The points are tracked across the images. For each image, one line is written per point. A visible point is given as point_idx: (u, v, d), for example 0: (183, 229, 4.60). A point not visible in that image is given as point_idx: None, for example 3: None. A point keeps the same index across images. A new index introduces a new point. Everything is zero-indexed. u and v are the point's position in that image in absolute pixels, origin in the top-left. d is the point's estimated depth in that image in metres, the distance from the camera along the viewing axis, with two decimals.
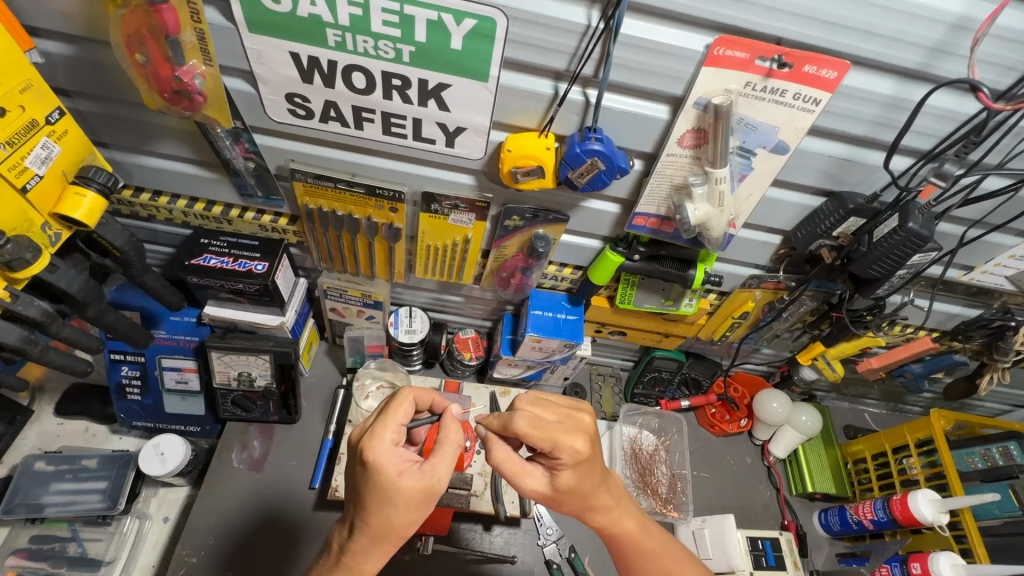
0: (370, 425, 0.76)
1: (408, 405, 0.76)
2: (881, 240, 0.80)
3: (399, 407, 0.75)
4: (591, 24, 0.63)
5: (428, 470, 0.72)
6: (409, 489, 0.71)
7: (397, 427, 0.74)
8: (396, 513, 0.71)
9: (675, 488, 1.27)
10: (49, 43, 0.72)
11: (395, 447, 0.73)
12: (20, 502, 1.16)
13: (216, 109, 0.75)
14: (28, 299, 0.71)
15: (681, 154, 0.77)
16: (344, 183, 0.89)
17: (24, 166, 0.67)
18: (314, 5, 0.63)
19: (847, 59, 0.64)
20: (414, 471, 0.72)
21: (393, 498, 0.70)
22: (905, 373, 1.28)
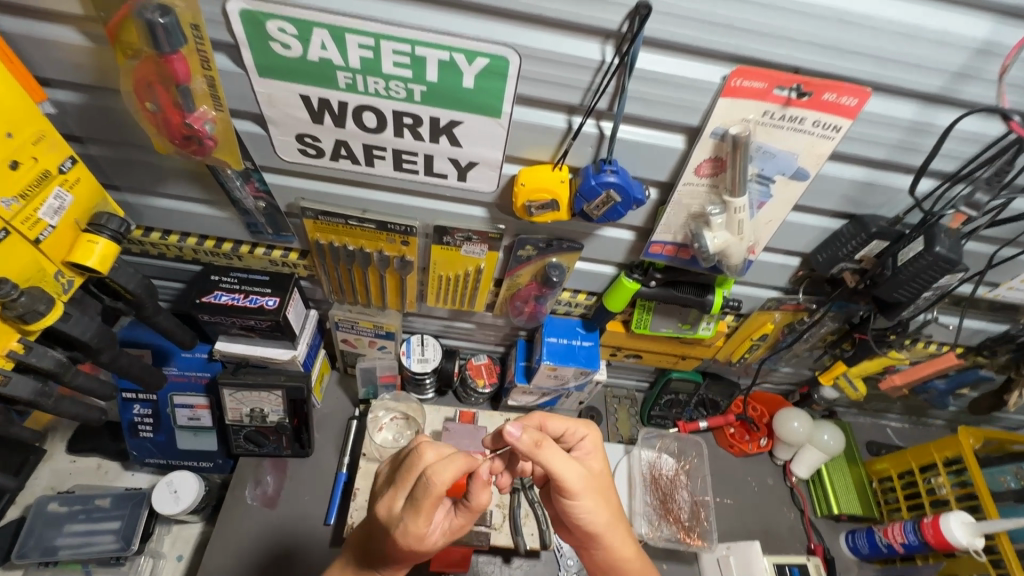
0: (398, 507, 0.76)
1: (429, 460, 0.76)
2: (907, 264, 0.77)
3: (428, 495, 0.72)
4: (605, 59, 0.62)
5: (458, 528, 0.79)
6: (441, 544, 0.78)
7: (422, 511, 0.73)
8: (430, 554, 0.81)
9: (698, 515, 1.24)
10: (61, 92, 0.72)
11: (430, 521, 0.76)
12: (34, 545, 1.15)
13: (227, 152, 0.75)
14: (41, 350, 0.70)
15: (698, 182, 0.75)
16: (355, 219, 0.88)
17: (37, 217, 0.66)
18: (325, 49, 0.62)
19: (867, 86, 0.63)
20: (443, 533, 0.78)
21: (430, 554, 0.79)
22: (929, 390, 1.25)
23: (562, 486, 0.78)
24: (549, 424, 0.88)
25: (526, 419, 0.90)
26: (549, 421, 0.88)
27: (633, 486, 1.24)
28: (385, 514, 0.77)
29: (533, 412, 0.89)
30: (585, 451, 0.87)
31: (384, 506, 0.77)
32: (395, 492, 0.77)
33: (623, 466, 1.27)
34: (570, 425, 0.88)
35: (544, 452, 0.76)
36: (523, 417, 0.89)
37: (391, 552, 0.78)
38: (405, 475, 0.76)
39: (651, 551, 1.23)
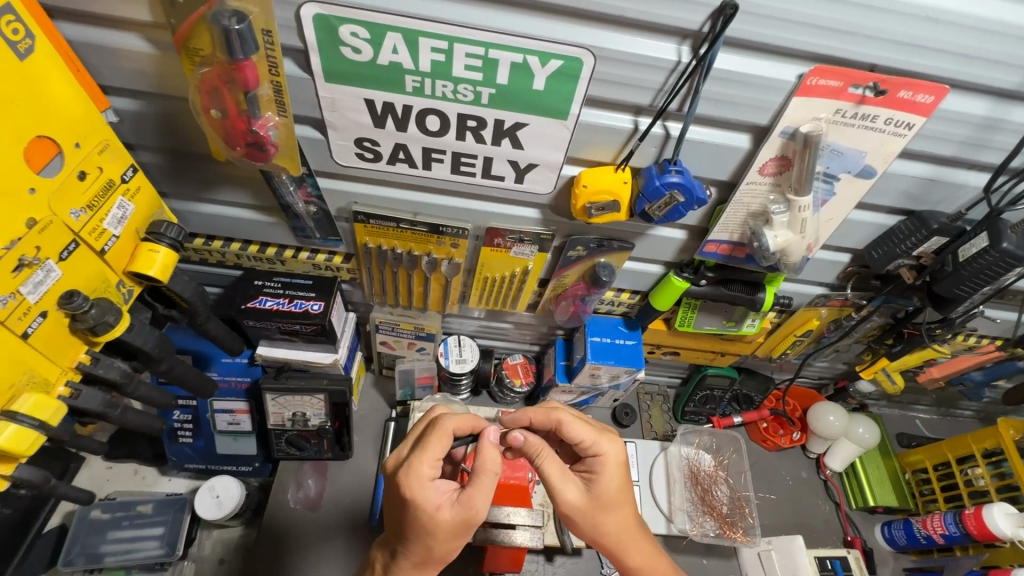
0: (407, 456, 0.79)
1: (443, 425, 0.79)
2: (969, 261, 0.77)
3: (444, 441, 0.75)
4: (681, 60, 0.61)
5: (465, 500, 0.74)
6: (446, 521, 0.73)
7: (432, 459, 0.76)
8: (435, 542, 0.74)
9: (739, 509, 1.25)
10: (119, 99, 0.71)
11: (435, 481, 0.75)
12: (79, 552, 1.14)
13: (287, 158, 0.73)
14: (108, 361, 0.69)
15: (761, 181, 0.75)
16: (407, 222, 0.87)
17: (103, 228, 0.65)
18: (395, 53, 0.61)
19: (944, 83, 0.62)
20: (452, 504, 0.74)
21: (432, 530, 0.73)
22: (966, 381, 1.27)
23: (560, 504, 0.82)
24: (568, 427, 0.85)
25: (542, 413, 0.88)
26: (568, 424, 0.86)
27: (671, 481, 1.26)
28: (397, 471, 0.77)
29: (546, 409, 0.88)
30: (597, 464, 0.85)
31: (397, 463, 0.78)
32: (421, 456, 0.75)
33: (660, 462, 1.28)
34: (585, 431, 0.85)
35: (542, 469, 0.82)
36: (535, 410, 0.89)
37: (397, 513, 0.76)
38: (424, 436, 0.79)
39: (692, 546, 1.24)
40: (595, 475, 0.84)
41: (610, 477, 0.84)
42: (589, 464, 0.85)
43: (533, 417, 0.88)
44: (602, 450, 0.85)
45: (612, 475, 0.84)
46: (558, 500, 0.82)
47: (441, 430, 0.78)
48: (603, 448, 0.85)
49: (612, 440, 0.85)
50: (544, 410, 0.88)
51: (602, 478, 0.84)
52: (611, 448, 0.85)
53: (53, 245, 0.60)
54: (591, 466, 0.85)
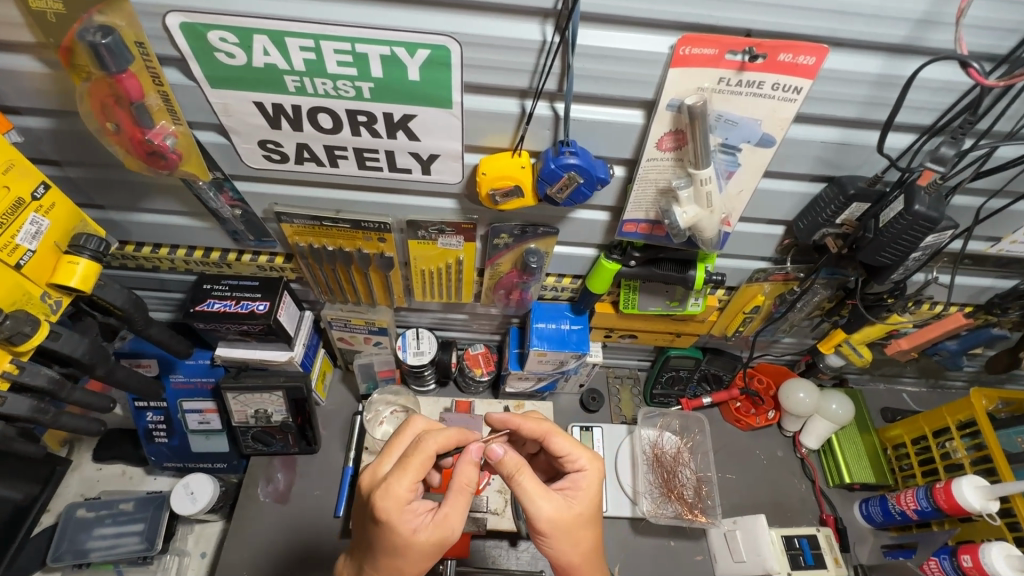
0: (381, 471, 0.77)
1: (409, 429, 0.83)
2: (887, 226, 0.75)
3: (416, 450, 0.75)
4: (546, 40, 0.61)
5: (440, 519, 0.73)
6: (420, 539, 0.71)
7: (403, 467, 0.74)
8: (408, 561, 0.73)
9: (701, 492, 1.23)
10: (32, 119, 0.75)
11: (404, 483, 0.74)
12: (67, 548, 1.22)
13: (193, 163, 0.76)
14: (34, 369, 0.74)
15: (662, 157, 0.73)
16: (330, 220, 0.89)
17: (16, 243, 0.69)
18: (267, 55, 0.63)
19: (824, 42, 0.60)
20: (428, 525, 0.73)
21: (406, 550, 0.72)
22: (940, 351, 1.20)
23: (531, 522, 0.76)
24: (553, 440, 0.85)
25: (533, 421, 0.87)
26: (552, 436, 0.85)
27: (634, 464, 1.25)
28: (368, 479, 0.77)
29: (537, 417, 0.87)
30: (575, 485, 0.81)
31: (368, 474, 0.78)
32: (381, 459, 0.78)
33: (626, 445, 1.27)
34: (571, 447, 0.84)
35: (518, 485, 0.76)
36: (527, 418, 0.88)
37: (368, 525, 0.76)
38: (393, 442, 0.81)
39: (657, 528, 1.22)
40: (572, 491, 0.81)
41: (586, 497, 0.80)
42: (567, 481, 0.82)
43: (524, 424, 0.87)
44: (580, 464, 0.83)
45: (588, 494, 0.80)
46: (531, 516, 0.76)
47: (406, 437, 0.82)
48: (581, 464, 0.83)
49: (591, 459, 0.83)
50: (539, 422, 0.87)
51: (581, 496, 0.80)
52: (590, 466, 0.83)
53: None
54: (569, 485, 0.82)
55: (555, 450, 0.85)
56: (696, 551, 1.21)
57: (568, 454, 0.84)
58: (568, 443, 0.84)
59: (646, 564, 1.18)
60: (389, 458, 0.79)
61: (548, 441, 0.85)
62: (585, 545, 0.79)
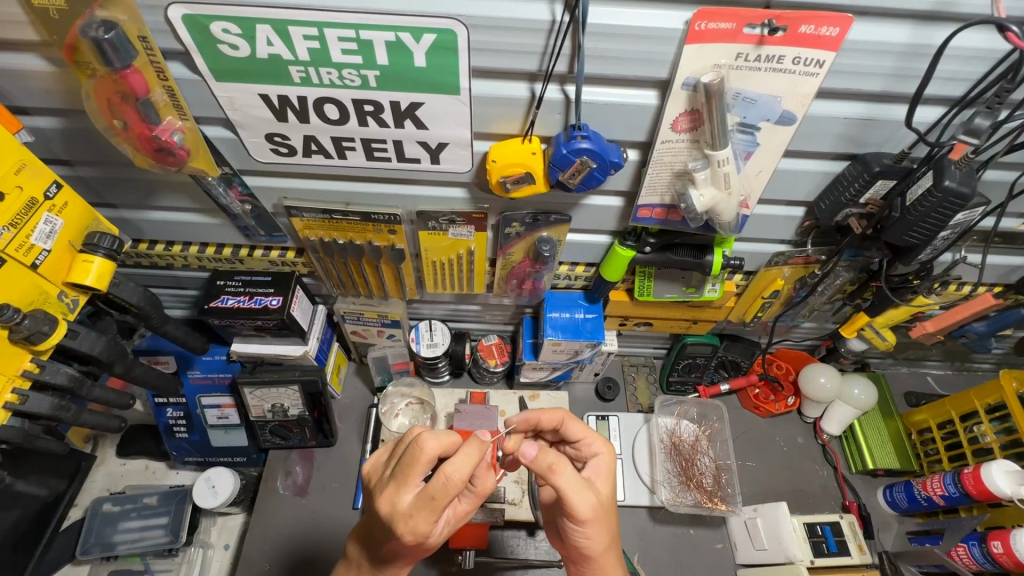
0: (404, 507, 0.71)
1: (422, 452, 0.71)
2: (915, 204, 0.72)
3: (444, 492, 0.68)
4: (555, 19, 0.58)
5: (459, 516, 0.78)
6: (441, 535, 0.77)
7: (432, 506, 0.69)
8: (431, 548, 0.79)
9: (720, 480, 1.22)
10: (40, 118, 0.75)
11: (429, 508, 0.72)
12: (95, 542, 1.25)
13: (201, 159, 0.76)
14: (54, 367, 0.75)
15: (677, 138, 0.71)
16: (339, 213, 0.88)
17: (30, 243, 0.70)
18: (271, 45, 0.62)
19: (848, 11, 0.57)
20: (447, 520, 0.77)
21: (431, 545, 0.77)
22: (968, 333, 1.16)
23: (571, 512, 0.74)
24: (569, 426, 0.86)
25: (549, 410, 0.86)
26: (568, 422, 0.86)
27: (652, 452, 1.23)
28: (388, 510, 0.72)
29: (554, 408, 0.86)
30: (597, 471, 0.81)
31: (386, 501, 0.72)
32: (399, 488, 0.72)
33: (643, 434, 1.26)
34: (588, 434, 0.85)
35: (558, 477, 0.74)
36: (544, 410, 0.86)
37: (393, 540, 0.75)
38: (408, 468, 0.72)
39: (676, 516, 1.21)
40: (594, 476, 0.81)
41: (606, 480, 0.80)
42: (590, 469, 0.82)
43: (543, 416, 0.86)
44: (599, 449, 0.83)
45: (608, 478, 0.81)
46: (570, 507, 0.74)
47: (422, 463, 0.71)
48: (597, 448, 0.83)
49: (606, 443, 0.84)
50: (556, 412, 0.86)
51: (603, 479, 0.80)
52: (605, 450, 0.83)
53: None
54: (592, 472, 0.81)
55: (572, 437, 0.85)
56: (716, 539, 1.19)
57: (585, 439, 0.85)
58: (581, 429, 0.85)
59: (666, 553, 1.17)
60: (408, 487, 0.72)
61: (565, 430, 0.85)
62: (614, 532, 0.79)
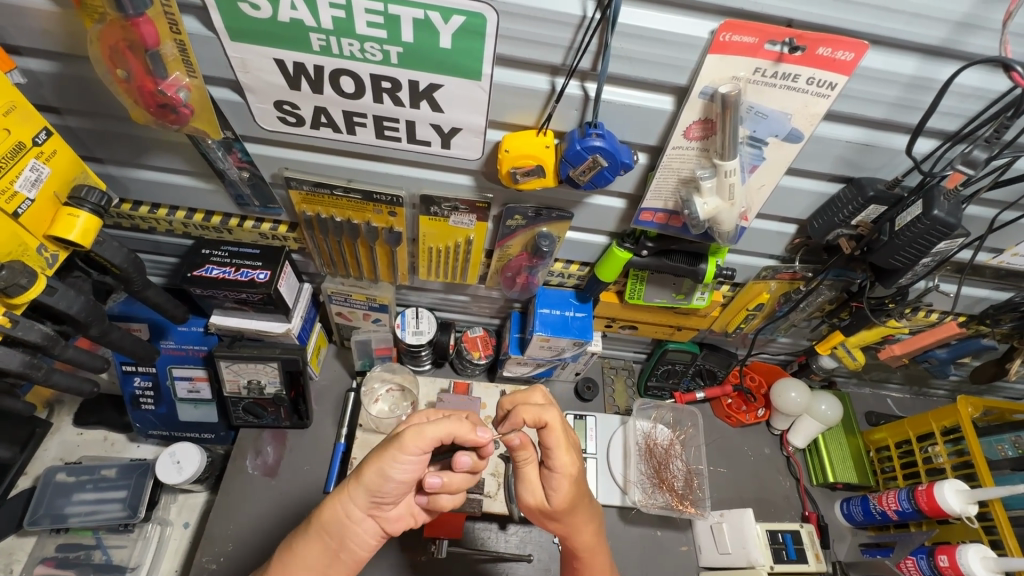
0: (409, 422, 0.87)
1: (421, 444, 0.71)
2: (904, 229, 0.76)
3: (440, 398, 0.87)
4: (586, 15, 0.59)
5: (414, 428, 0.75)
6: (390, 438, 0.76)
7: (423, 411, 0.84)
8: (372, 458, 0.74)
9: (692, 484, 1.25)
10: (33, 60, 0.71)
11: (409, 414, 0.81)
12: (45, 513, 1.20)
13: (205, 121, 0.75)
14: (27, 323, 0.71)
15: (688, 146, 0.73)
16: (341, 189, 0.87)
17: (14, 190, 0.66)
18: (295, 9, 0.60)
19: (865, 39, 0.59)
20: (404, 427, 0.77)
21: (379, 442, 0.76)
22: (930, 358, 1.22)
23: (558, 473, 0.78)
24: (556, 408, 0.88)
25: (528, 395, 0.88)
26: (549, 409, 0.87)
27: (627, 455, 1.25)
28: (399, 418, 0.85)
29: (537, 407, 0.78)
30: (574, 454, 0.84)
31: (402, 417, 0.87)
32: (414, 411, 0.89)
33: (619, 435, 1.27)
34: (560, 449, 0.77)
35: (520, 470, 0.80)
36: (527, 406, 0.79)
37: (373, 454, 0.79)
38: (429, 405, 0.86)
39: (645, 517, 1.24)
40: (550, 488, 0.80)
41: (564, 496, 0.79)
42: (545, 476, 0.80)
43: (523, 416, 0.79)
44: (558, 464, 0.78)
45: (567, 493, 0.79)
46: (554, 468, 0.79)
47: (417, 447, 0.71)
48: (559, 466, 0.78)
49: (571, 463, 0.78)
50: (534, 407, 0.79)
51: (558, 496, 0.79)
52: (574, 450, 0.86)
53: None
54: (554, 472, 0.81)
55: (545, 446, 0.78)
56: (682, 541, 1.22)
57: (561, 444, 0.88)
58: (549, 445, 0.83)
59: (633, 553, 1.19)
60: (394, 464, 0.72)
61: (544, 430, 0.78)
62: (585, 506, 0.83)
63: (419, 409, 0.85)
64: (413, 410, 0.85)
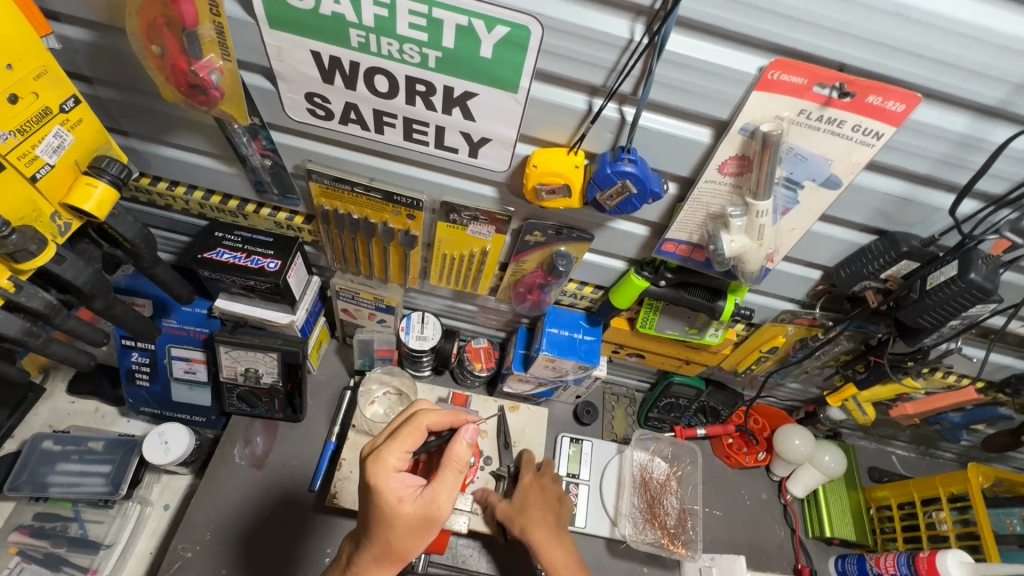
0: (379, 444, 0.83)
1: (446, 504, 0.78)
2: (936, 289, 0.72)
3: (408, 423, 0.83)
4: (633, 39, 0.58)
5: (428, 495, 0.78)
6: (408, 513, 0.77)
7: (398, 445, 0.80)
8: (397, 537, 0.78)
9: (684, 523, 1.21)
10: (70, 28, 0.71)
11: (398, 472, 0.79)
12: (26, 479, 1.18)
13: (234, 106, 0.73)
14: (31, 290, 0.70)
15: (721, 181, 0.71)
16: (361, 187, 0.86)
17: (35, 154, 0.65)
18: (338, 3, 0.59)
19: (918, 91, 0.57)
20: (414, 497, 0.78)
21: (393, 523, 0.77)
22: (942, 421, 1.19)
23: None
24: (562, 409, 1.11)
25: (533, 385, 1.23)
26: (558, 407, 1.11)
27: (621, 486, 1.22)
28: (370, 456, 0.81)
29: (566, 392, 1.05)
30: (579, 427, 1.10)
31: (369, 447, 0.83)
32: (380, 433, 0.86)
33: (614, 464, 1.25)
34: None
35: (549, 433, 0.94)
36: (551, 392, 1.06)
37: (370, 518, 0.79)
38: (401, 430, 0.82)
39: (633, 553, 1.20)
40: None
41: None
42: None
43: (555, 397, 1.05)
44: None
45: None
46: None
47: (449, 508, 0.79)
48: None
49: None
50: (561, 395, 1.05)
51: None
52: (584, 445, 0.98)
53: None
54: None
55: None
56: None
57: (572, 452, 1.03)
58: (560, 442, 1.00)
59: None
60: (432, 534, 0.80)
61: None
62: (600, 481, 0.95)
63: (386, 457, 0.79)
64: (379, 467, 0.78)
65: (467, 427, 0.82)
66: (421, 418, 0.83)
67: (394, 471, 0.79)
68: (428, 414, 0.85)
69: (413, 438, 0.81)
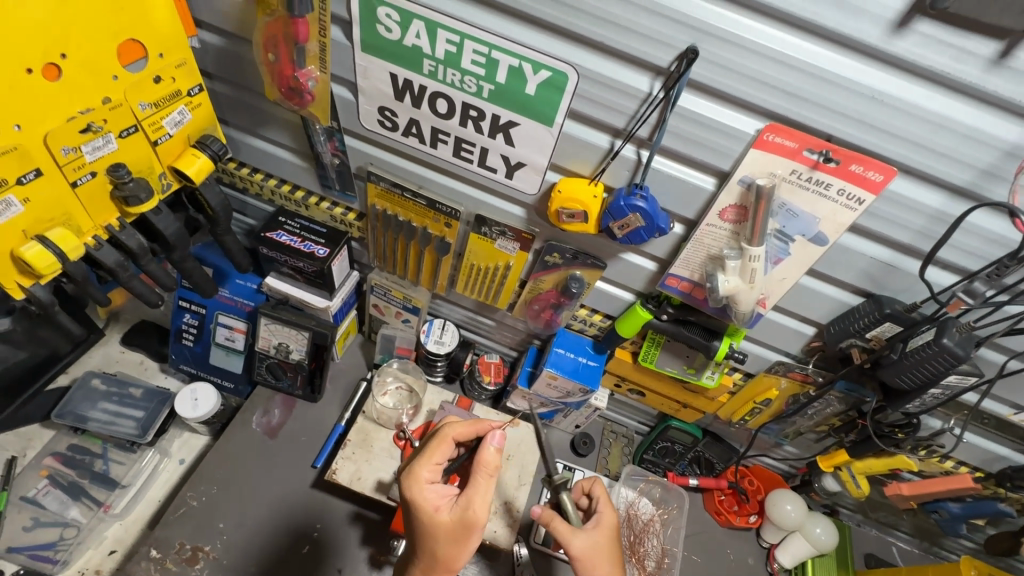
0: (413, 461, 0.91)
1: (480, 509, 0.83)
2: (914, 351, 0.78)
3: (437, 439, 0.90)
4: (652, 92, 0.70)
5: (461, 502, 0.84)
6: (446, 522, 0.83)
7: (429, 459, 0.88)
8: (440, 545, 0.84)
9: (663, 564, 1.22)
10: (208, 34, 0.89)
11: (432, 484, 0.86)
12: (70, 411, 1.31)
13: (320, 109, 0.89)
14: (130, 232, 0.85)
15: (721, 225, 0.80)
16: (410, 192, 0.99)
17: (161, 124, 0.81)
18: (418, 38, 0.74)
19: (895, 165, 0.66)
20: (450, 506, 0.84)
21: (434, 532, 0.84)
22: (940, 509, 1.17)
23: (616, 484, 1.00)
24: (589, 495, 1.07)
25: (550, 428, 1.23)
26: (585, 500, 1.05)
27: None
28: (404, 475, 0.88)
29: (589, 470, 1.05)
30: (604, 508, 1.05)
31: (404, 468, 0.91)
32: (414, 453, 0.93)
33: None
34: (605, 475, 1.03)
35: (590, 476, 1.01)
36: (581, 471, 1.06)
37: (415, 531, 0.86)
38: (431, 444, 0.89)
39: None
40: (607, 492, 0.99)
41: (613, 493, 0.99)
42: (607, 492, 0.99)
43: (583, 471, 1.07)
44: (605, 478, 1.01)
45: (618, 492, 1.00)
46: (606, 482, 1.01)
47: (483, 513, 0.83)
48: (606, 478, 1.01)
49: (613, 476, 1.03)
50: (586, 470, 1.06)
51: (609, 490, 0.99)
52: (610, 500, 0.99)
53: (117, 123, 0.75)
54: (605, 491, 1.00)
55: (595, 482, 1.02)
56: None
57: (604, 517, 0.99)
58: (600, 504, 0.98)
59: None
60: (474, 541, 0.84)
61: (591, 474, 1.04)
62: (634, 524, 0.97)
63: (419, 471, 0.86)
64: (413, 481, 0.86)
65: (493, 435, 0.86)
66: (447, 433, 0.90)
67: (427, 483, 0.86)
68: (454, 427, 0.92)
69: (443, 450, 0.88)
